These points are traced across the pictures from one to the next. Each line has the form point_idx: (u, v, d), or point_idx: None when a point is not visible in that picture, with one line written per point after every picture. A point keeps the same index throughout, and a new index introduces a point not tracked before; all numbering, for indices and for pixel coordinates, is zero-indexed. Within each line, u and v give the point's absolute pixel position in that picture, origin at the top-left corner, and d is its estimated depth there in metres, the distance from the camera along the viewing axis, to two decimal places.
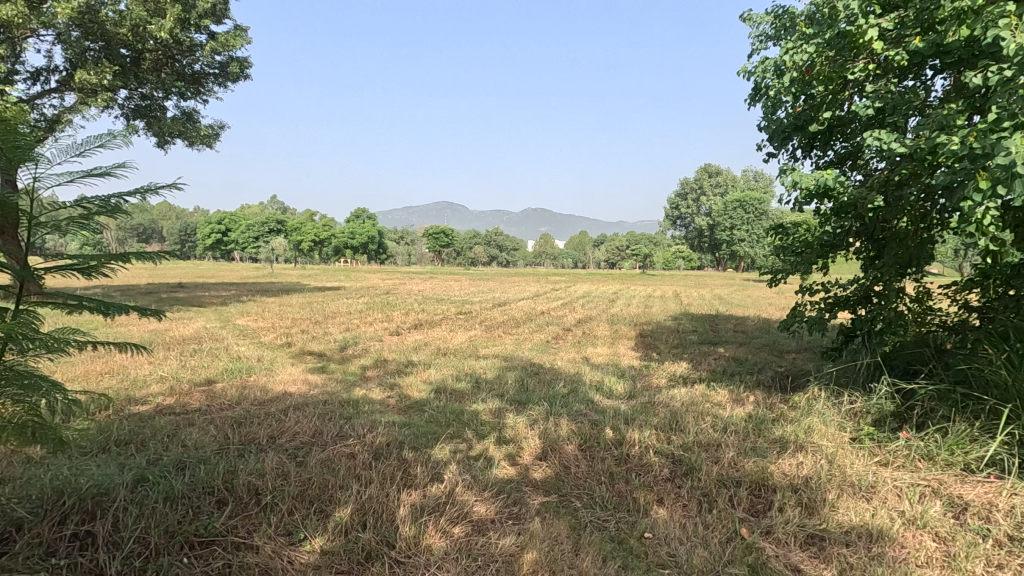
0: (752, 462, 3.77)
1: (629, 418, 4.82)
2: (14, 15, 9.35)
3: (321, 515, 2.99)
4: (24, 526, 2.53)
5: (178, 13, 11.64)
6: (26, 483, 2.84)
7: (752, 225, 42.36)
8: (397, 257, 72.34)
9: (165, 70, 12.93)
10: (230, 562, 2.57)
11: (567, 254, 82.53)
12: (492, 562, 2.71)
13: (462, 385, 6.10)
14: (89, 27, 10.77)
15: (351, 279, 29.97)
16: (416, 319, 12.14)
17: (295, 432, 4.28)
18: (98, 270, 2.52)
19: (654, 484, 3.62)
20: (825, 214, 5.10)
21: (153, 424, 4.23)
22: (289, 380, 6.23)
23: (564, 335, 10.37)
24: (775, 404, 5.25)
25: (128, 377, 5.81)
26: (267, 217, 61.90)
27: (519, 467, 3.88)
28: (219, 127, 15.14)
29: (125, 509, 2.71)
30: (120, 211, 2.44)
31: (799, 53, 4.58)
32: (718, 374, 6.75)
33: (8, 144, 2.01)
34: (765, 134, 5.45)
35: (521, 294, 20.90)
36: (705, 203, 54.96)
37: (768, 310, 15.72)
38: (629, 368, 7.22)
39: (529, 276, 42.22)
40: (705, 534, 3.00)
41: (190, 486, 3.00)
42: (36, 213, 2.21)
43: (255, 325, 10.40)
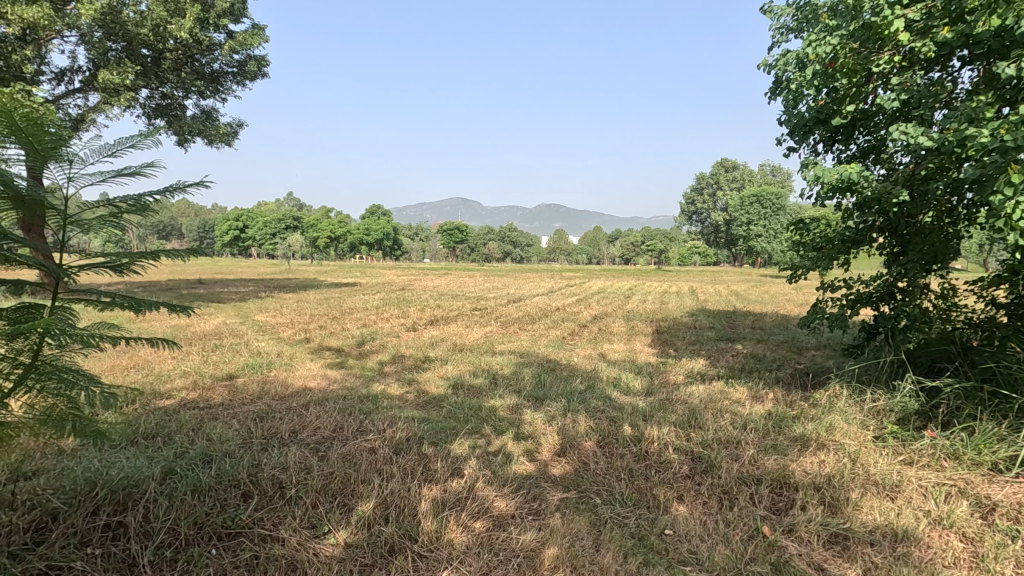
0: (773, 461, 3.74)
1: (647, 415, 4.81)
2: (40, 17, 9.58)
3: (344, 508, 3.04)
4: (58, 515, 2.59)
5: (198, 13, 11.81)
6: (59, 474, 2.92)
7: (770, 220, 41.67)
8: (412, 253, 72.71)
9: (185, 70, 13.11)
10: (257, 553, 2.61)
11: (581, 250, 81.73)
12: (513, 557, 2.73)
13: (479, 381, 6.13)
14: (112, 27, 10.95)
15: (365, 276, 29.98)
16: (432, 315, 12.22)
17: (317, 427, 4.35)
18: (129, 268, 2.56)
19: (674, 481, 3.61)
20: (848, 209, 5.00)
21: (178, 418, 4.32)
22: (309, 375, 6.32)
23: (580, 331, 10.35)
24: (795, 402, 5.20)
25: (154, 371, 5.94)
26: (283, 213, 62.58)
27: (538, 463, 3.90)
28: (237, 125, 15.30)
29: (155, 500, 2.77)
30: (150, 210, 2.49)
31: (823, 44, 4.50)
32: (737, 372, 6.69)
33: (42, 144, 2.09)
34: (786, 128, 5.37)
35: (535, 290, 20.76)
36: (721, 198, 54.31)
37: (787, 307, 15.51)
38: (646, 364, 7.20)
39: (543, 272, 42.15)
40: (726, 531, 2.99)
41: (217, 479, 3.05)
42: (71, 211, 2.29)
43: (274, 321, 10.55)
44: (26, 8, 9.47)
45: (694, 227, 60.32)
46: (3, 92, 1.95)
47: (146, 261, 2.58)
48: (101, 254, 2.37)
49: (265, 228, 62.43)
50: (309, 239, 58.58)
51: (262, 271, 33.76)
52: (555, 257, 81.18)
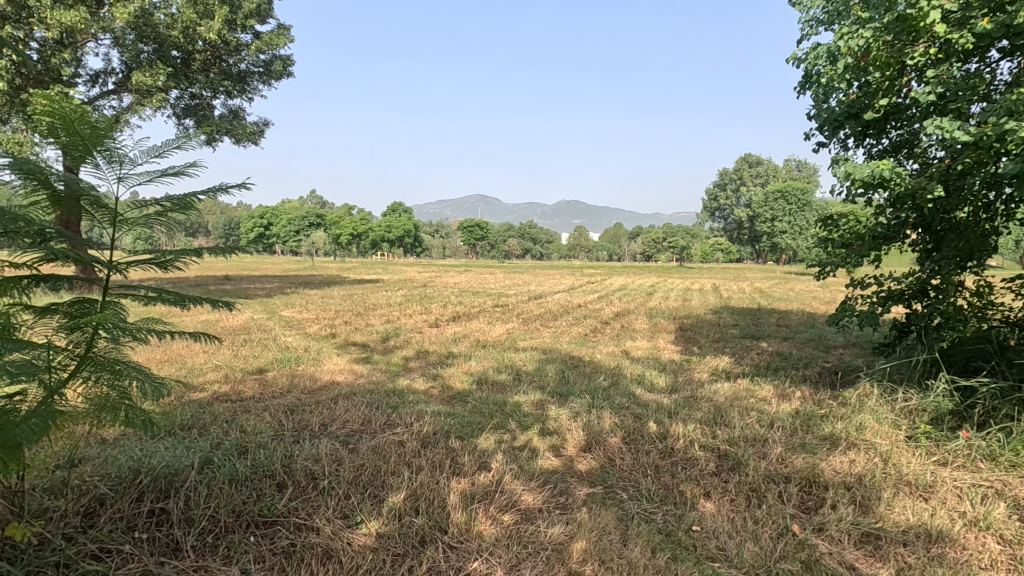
0: (802, 459, 3.72)
1: (672, 411, 4.81)
2: (77, 21, 9.92)
3: (375, 499, 3.10)
4: (106, 501, 2.70)
5: (226, 14, 12.05)
6: (104, 463, 3.05)
7: (794, 216, 40.86)
8: (432, 250, 73.08)
9: (213, 70, 13.40)
10: (294, 541, 2.69)
11: (602, 246, 81.19)
12: (542, 550, 2.77)
13: (503, 377, 6.18)
14: (144, 29, 11.31)
15: (387, 272, 30.23)
16: (454, 312, 12.30)
17: (346, 420, 4.44)
18: (173, 264, 2.61)
19: (701, 477, 3.61)
20: (880, 205, 4.91)
21: (212, 410, 4.46)
22: (336, 369, 6.45)
23: (603, 328, 10.34)
24: (823, 401, 5.12)
25: (187, 365, 6.11)
26: (307, 211, 63.65)
27: (564, 458, 3.93)
28: (263, 124, 15.60)
29: (195, 489, 2.87)
30: (194, 209, 2.55)
31: (855, 37, 4.41)
32: (762, 370, 6.62)
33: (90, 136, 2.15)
34: (815, 123, 5.28)
35: (556, 287, 20.69)
36: (744, 193, 53.41)
37: (815, 305, 15.19)
38: (670, 362, 7.18)
39: (563, 270, 41.98)
40: (754, 528, 2.98)
41: (253, 470, 3.15)
42: (121, 211, 2.37)
43: (300, 317, 10.76)
44: (64, 13, 9.81)
45: (717, 222, 59.54)
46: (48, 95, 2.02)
47: (188, 258, 2.64)
48: (149, 251, 2.43)
49: (289, 225, 63.43)
50: (331, 236, 59.27)
51: (287, 271, 29.80)
52: (575, 255, 80.83)
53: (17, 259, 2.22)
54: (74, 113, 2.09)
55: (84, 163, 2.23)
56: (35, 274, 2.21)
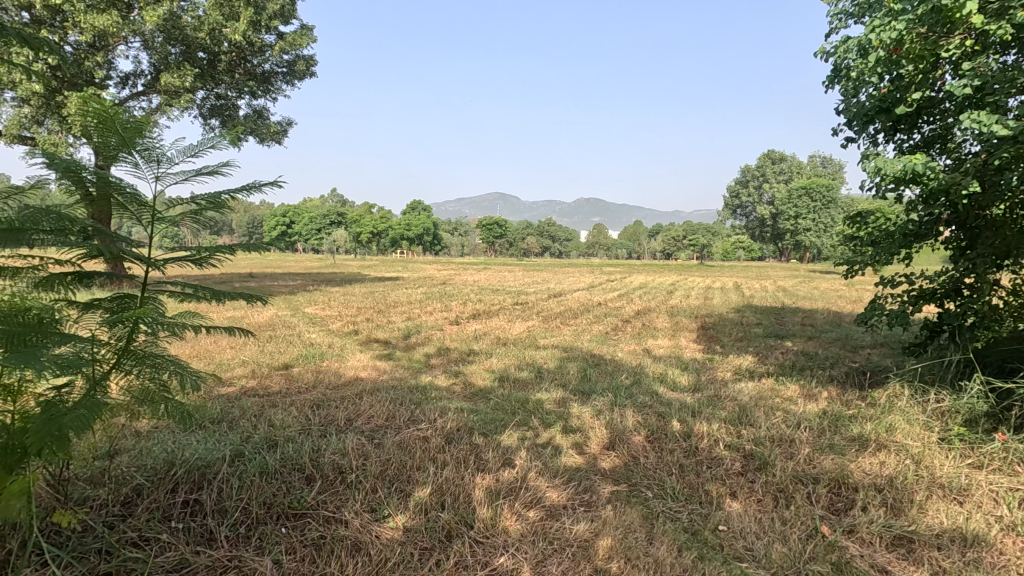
0: (830, 460, 3.66)
1: (696, 410, 4.78)
2: (109, 25, 10.19)
3: (402, 493, 3.15)
4: (142, 491, 2.77)
5: (251, 16, 12.23)
6: (139, 454, 3.15)
7: (819, 213, 40.09)
8: (451, 248, 73.40)
9: (239, 71, 13.62)
10: (323, 534, 2.74)
11: (621, 244, 80.62)
12: (568, 546, 2.78)
13: (525, 374, 6.19)
14: (172, 32, 11.59)
15: (406, 270, 30.44)
16: (474, 309, 12.36)
17: (371, 415, 4.50)
18: (209, 262, 2.66)
19: (726, 477, 3.57)
20: (912, 201, 4.79)
21: (241, 404, 4.55)
22: (360, 365, 6.54)
23: (623, 327, 10.29)
24: (851, 401, 5.03)
25: (215, 360, 6.26)
26: (328, 209, 64.53)
27: (587, 456, 3.93)
28: (287, 123, 15.84)
29: (227, 480, 2.95)
30: (228, 207, 2.59)
31: (886, 30, 4.30)
32: (787, 369, 6.52)
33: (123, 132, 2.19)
34: (844, 118, 5.18)
35: (575, 288, 19.60)
36: (767, 190, 52.55)
37: (841, 303, 14.94)
38: (692, 360, 7.12)
39: (582, 268, 41.80)
40: (783, 529, 2.94)
41: (282, 463, 3.22)
42: (160, 208, 2.41)
43: (323, 313, 10.91)
44: (96, 16, 10.10)
45: (739, 220, 58.75)
46: (83, 94, 2.07)
47: (223, 256, 2.68)
48: (185, 248, 2.47)
49: (310, 224, 64.34)
50: (352, 234, 59.97)
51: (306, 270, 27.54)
52: (594, 252, 80.35)
53: (63, 255, 2.30)
54: (109, 111, 2.15)
55: (116, 160, 2.27)
56: (79, 270, 2.29)
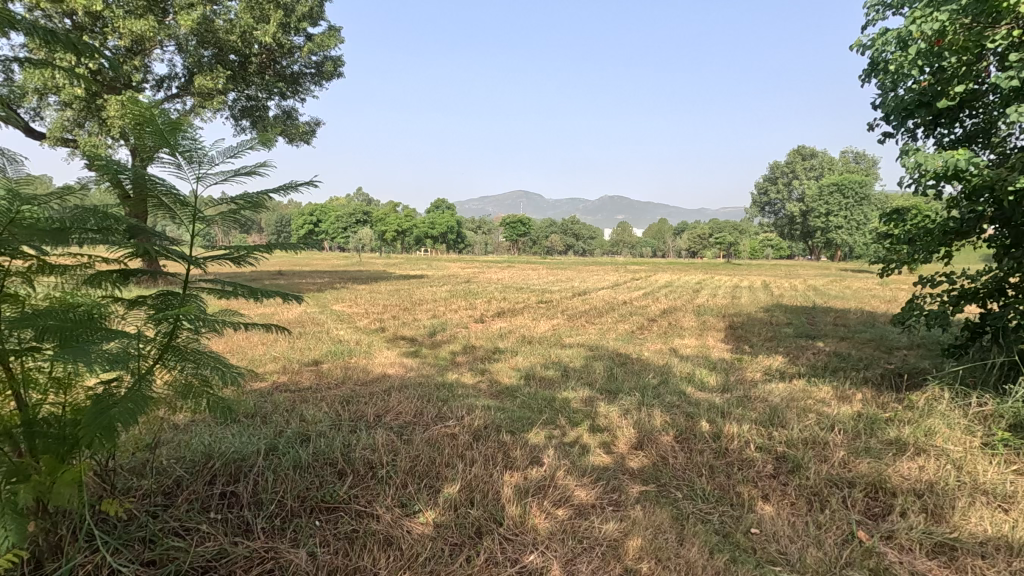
0: (867, 463, 3.57)
1: (725, 411, 4.71)
2: (146, 29, 10.51)
3: (431, 489, 3.18)
4: (182, 482, 2.87)
5: (281, 18, 12.43)
6: (178, 446, 3.26)
7: (852, 210, 39.00)
8: (475, 246, 73.64)
9: (268, 73, 13.85)
10: (356, 528, 2.79)
11: (646, 242, 79.73)
12: (597, 545, 2.77)
13: (551, 373, 6.19)
14: (205, 36, 11.88)
15: (430, 268, 30.61)
16: (499, 307, 12.37)
17: (399, 411, 4.55)
18: (247, 260, 2.72)
19: (757, 479, 3.52)
20: (953, 197, 4.63)
21: (273, 400, 4.66)
22: (387, 362, 6.62)
23: (651, 326, 10.19)
24: (887, 404, 4.90)
25: (247, 355, 6.41)
26: (353, 208, 65.52)
27: (615, 455, 3.91)
28: (315, 123, 16.08)
29: (262, 474, 3.03)
30: (265, 207, 2.63)
31: (928, 21, 4.17)
32: (819, 370, 6.37)
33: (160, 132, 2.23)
34: (882, 112, 5.03)
35: (599, 287, 18.85)
36: (797, 187, 51.37)
37: (875, 303, 14.53)
38: (720, 360, 7.01)
39: (606, 267, 41.48)
40: (818, 533, 2.88)
41: (315, 458, 3.29)
42: (201, 208, 2.45)
43: (351, 311, 11.06)
44: (134, 22, 10.41)
45: (767, 217, 57.62)
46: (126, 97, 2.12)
47: (260, 254, 2.74)
48: (224, 247, 2.54)
49: (337, 222, 65.38)
50: (377, 233, 60.68)
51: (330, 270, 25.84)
52: (618, 251, 79.62)
53: (111, 255, 2.38)
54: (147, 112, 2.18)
55: (158, 159, 2.31)
56: (123, 267, 2.39)
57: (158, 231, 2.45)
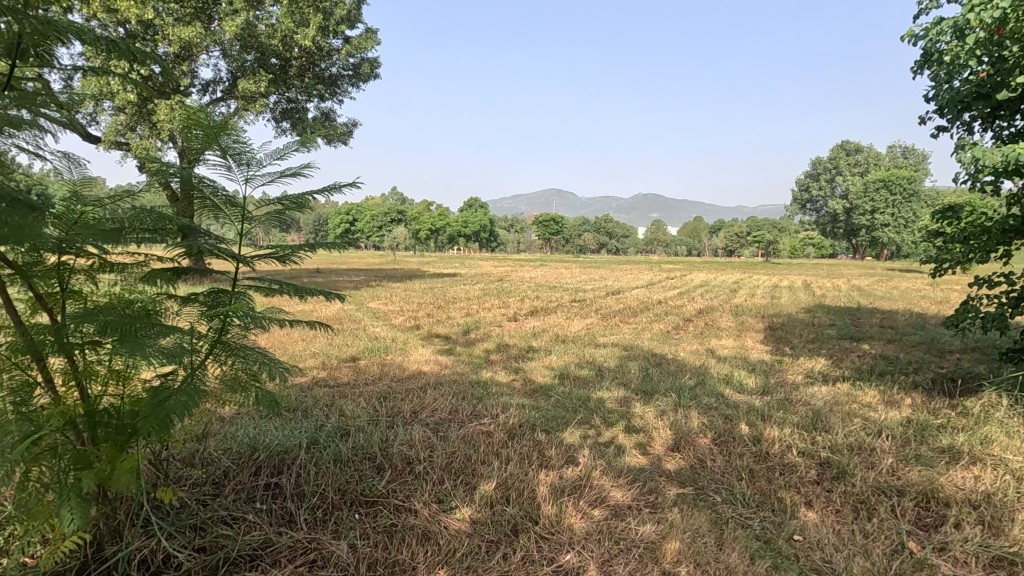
0: (917, 471, 3.43)
1: (765, 414, 4.59)
2: (194, 36, 10.92)
3: (467, 486, 3.21)
4: (229, 473, 2.98)
5: (320, 22, 12.69)
6: (226, 438, 3.39)
7: (900, 207, 37.39)
8: (507, 245, 73.82)
9: (308, 75, 14.18)
10: (395, 522, 2.84)
11: (681, 240, 78.40)
12: (634, 547, 2.75)
13: (585, 372, 6.15)
14: (248, 40, 12.26)
15: (465, 267, 30.46)
16: (532, 306, 12.38)
17: (434, 408, 4.61)
18: (292, 258, 2.79)
19: (800, 485, 3.42)
20: (1014, 194, 4.38)
21: (313, 394, 4.79)
22: (422, 360, 6.71)
23: (686, 326, 10.04)
24: (938, 409, 4.69)
25: (288, 351, 6.61)
26: (388, 207, 66.59)
27: (651, 457, 3.87)
28: (352, 124, 16.39)
29: (304, 466, 3.12)
30: (309, 206, 2.70)
31: (988, 8, 3.96)
32: (865, 374, 6.15)
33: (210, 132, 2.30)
34: (935, 105, 4.80)
35: (633, 287, 18.33)
36: (840, 183, 49.60)
37: (925, 304, 13.90)
38: (759, 362, 6.83)
39: (639, 266, 40.89)
40: (865, 543, 2.79)
41: (354, 452, 3.37)
42: (249, 208, 2.53)
43: (386, 308, 11.26)
44: (182, 29, 10.83)
45: (808, 215, 55.90)
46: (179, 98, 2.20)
47: (304, 253, 2.81)
48: (271, 246, 2.61)
49: (372, 221, 66.55)
50: (411, 231, 61.47)
51: (360, 271, 24.51)
52: (652, 249, 78.48)
53: (166, 255, 2.49)
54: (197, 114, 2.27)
55: (206, 159, 2.37)
56: (177, 266, 2.46)
57: (206, 230, 2.53)
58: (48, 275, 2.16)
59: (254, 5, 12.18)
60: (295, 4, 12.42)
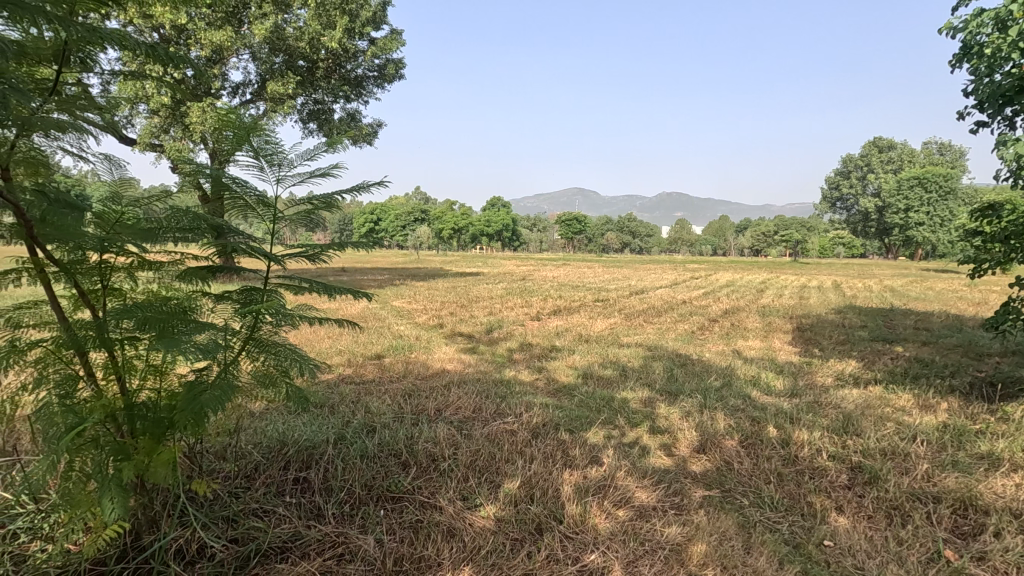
0: (954, 478, 3.33)
1: (794, 416, 4.50)
2: (225, 40, 11.17)
3: (492, 484, 3.23)
4: (259, 467, 3.05)
5: (346, 23, 12.86)
6: (256, 432, 3.47)
7: (935, 205, 36.21)
8: (529, 244, 73.75)
9: (335, 77, 14.37)
10: (420, 518, 2.87)
11: (706, 240, 77.31)
12: (659, 549, 2.73)
13: (609, 372, 6.12)
14: (277, 43, 12.52)
15: (489, 266, 30.25)
16: (555, 305, 12.35)
17: (458, 406, 4.64)
18: (322, 258, 2.84)
19: (830, 489, 3.35)
20: None
21: (340, 391, 4.86)
22: (446, 358, 6.75)
23: (711, 326, 9.90)
24: (977, 415, 4.54)
25: (315, 348, 6.72)
26: (412, 206, 67.18)
27: (676, 458, 3.83)
28: (377, 125, 16.58)
29: (332, 461, 3.18)
30: (337, 206, 2.74)
31: None
32: (898, 377, 5.98)
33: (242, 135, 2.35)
34: (975, 100, 4.64)
35: (657, 287, 18.12)
36: (872, 181, 48.28)
37: (962, 305, 13.44)
38: (787, 364, 6.70)
39: (663, 266, 40.39)
40: (899, 550, 2.71)
41: (380, 448, 3.42)
42: (280, 208, 2.59)
43: (410, 307, 11.36)
44: (214, 33, 11.10)
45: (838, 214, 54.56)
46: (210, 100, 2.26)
47: (332, 252, 2.85)
48: (300, 245, 2.66)
49: (396, 221, 67.26)
50: (434, 231, 61.87)
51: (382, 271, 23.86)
52: (676, 249, 77.53)
53: (202, 253, 2.56)
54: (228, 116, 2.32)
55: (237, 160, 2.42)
56: (212, 265, 2.52)
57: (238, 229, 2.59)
58: (91, 273, 2.23)
59: (283, 9, 12.42)
60: (322, 6, 12.62)
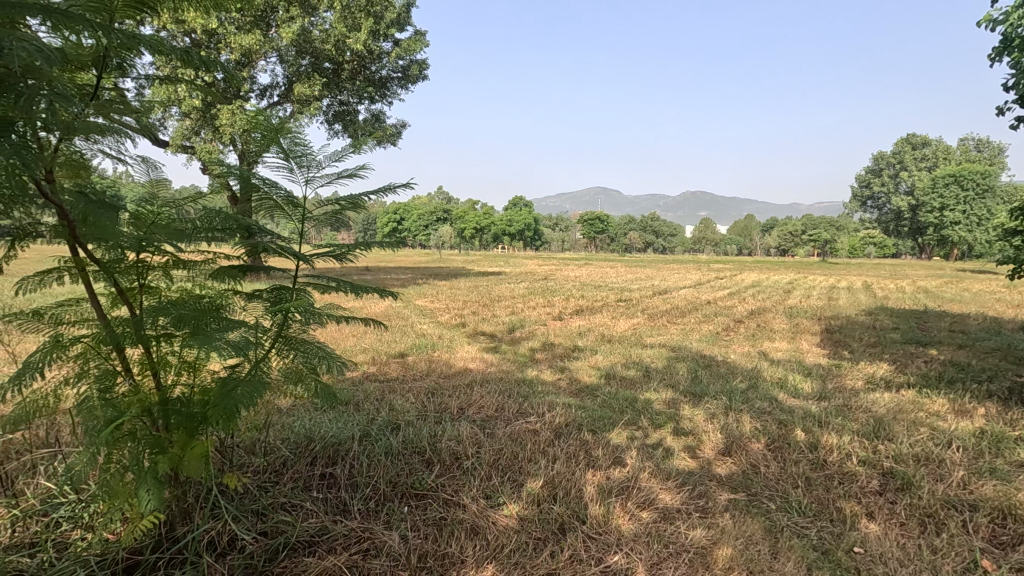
0: (991, 486, 3.22)
1: (822, 420, 4.41)
2: (253, 43, 11.40)
3: (515, 483, 3.24)
4: (287, 462, 3.11)
5: (371, 25, 13.00)
6: (284, 428, 3.55)
7: (972, 203, 35.02)
8: (551, 243, 73.58)
9: (360, 78, 14.54)
10: (444, 516, 2.89)
11: (731, 239, 76.12)
12: (684, 551, 2.70)
13: (632, 373, 6.07)
14: (303, 46, 12.73)
15: (512, 266, 29.99)
16: (577, 305, 12.30)
17: (481, 405, 4.66)
18: (348, 257, 2.88)
19: (861, 495, 3.28)
20: None
21: (364, 388, 4.93)
22: (469, 357, 6.79)
23: (736, 327, 9.74)
24: (1016, 421, 4.38)
25: (340, 346, 6.82)
26: (434, 206, 67.60)
27: (701, 460, 3.79)
28: (401, 125, 16.73)
29: (357, 458, 3.23)
30: (363, 206, 2.77)
31: None
32: (932, 381, 5.81)
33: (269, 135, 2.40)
34: (1017, 94, 4.47)
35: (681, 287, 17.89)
36: (905, 178, 46.91)
37: (1000, 307, 12.99)
38: (815, 366, 6.56)
39: (688, 266, 39.77)
40: (933, 559, 2.64)
41: (404, 446, 3.46)
42: (308, 208, 2.63)
43: (433, 306, 11.43)
44: (243, 37, 11.34)
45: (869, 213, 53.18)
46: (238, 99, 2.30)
47: (358, 252, 2.89)
48: (327, 245, 2.70)
49: (419, 220, 67.76)
50: (456, 230, 62.17)
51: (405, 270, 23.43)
52: (700, 249, 76.50)
53: (233, 253, 2.62)
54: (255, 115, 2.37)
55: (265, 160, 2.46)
56: (242, 264, 2.58)
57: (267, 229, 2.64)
58: (129, 272, 2.31)
59: (309, 12, 12.62)
60: (347, 9, 12.78)
